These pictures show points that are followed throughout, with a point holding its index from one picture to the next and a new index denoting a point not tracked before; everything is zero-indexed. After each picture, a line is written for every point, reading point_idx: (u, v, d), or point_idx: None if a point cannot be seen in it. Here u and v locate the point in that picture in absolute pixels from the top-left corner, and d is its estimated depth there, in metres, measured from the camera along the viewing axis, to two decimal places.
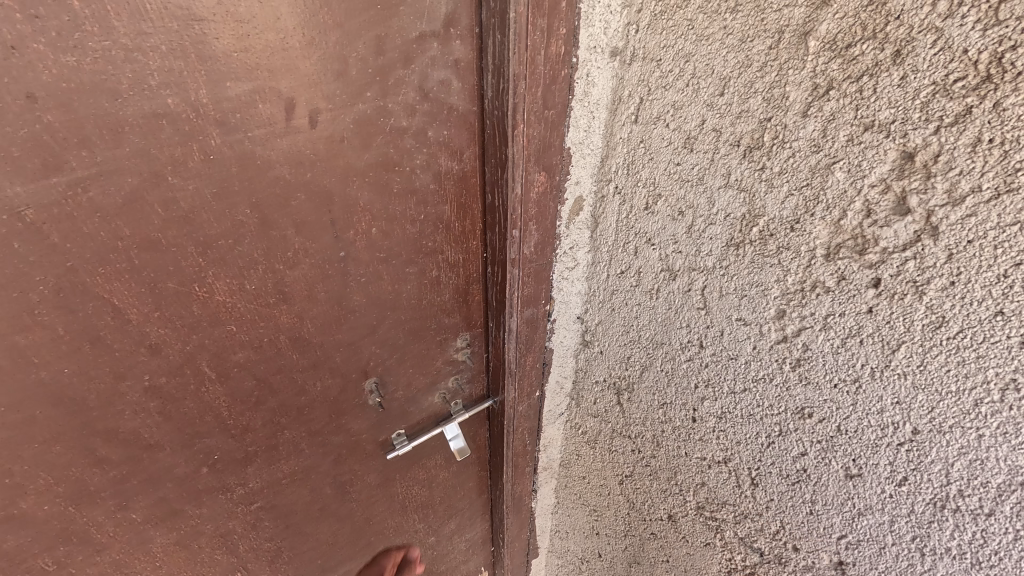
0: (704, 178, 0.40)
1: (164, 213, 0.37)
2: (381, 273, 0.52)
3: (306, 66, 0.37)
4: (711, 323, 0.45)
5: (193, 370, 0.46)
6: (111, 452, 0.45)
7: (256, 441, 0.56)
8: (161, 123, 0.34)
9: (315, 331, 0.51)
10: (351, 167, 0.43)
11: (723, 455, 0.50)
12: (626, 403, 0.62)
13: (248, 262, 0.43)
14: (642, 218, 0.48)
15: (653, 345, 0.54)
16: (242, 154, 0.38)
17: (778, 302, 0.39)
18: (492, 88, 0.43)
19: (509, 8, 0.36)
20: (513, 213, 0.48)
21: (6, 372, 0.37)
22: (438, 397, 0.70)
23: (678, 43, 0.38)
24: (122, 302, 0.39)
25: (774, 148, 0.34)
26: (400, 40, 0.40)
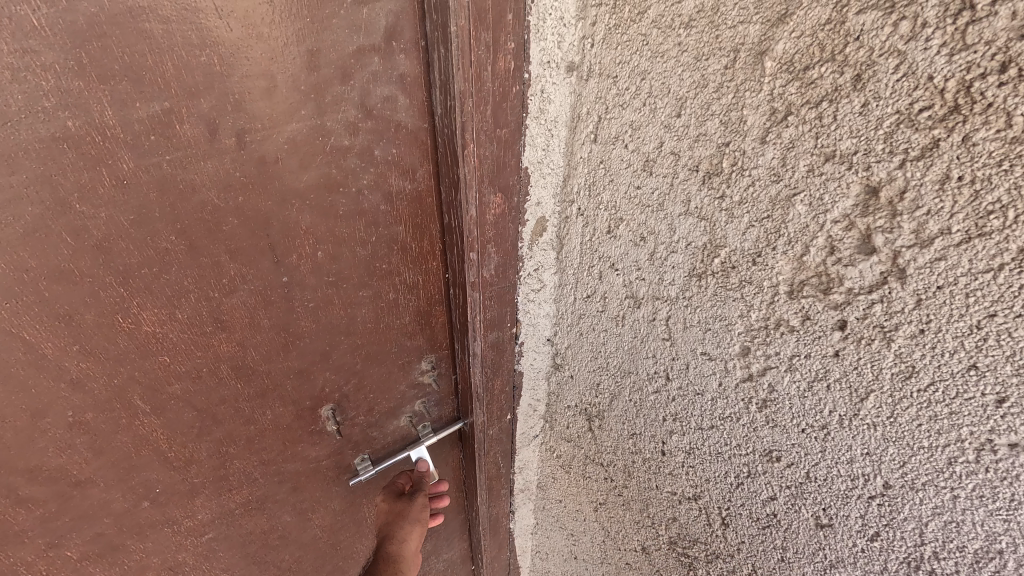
0: (664, 204, 0.37)
1: (74, 241, 0.35)
2: (331, 297, 0.50)
3: (227, 84, 0.35)
4: (677, 355, 0.42)
5: (123, 404, 0.44)
6: (36, 490, 0.43)
7: (201, 473, 0.53)
8: (60, 147, 0.32)
9: (259, 358, 0.50)
10: (288, 188, 0.42)
11: (693, 491, 0.48)
12: (598, 430, 0.59)
13: (178, 290, 0.41)
14: (605, 241, 0.45)
15: (621, 373, 0.51)
16: (160, 177, 0.36)
17: (742, 339, 0.36)
18: (440, 103, 0.40)
19: (449, 21, 0.33)
20: (470, 236, 0.45)
21: None
22: (404, 421, 0.67)
23: (633, 59, 0.35)
24: (34, 337, 0.37)
25: (733, 176, 0.32)
26: (335, 55, 0.38)
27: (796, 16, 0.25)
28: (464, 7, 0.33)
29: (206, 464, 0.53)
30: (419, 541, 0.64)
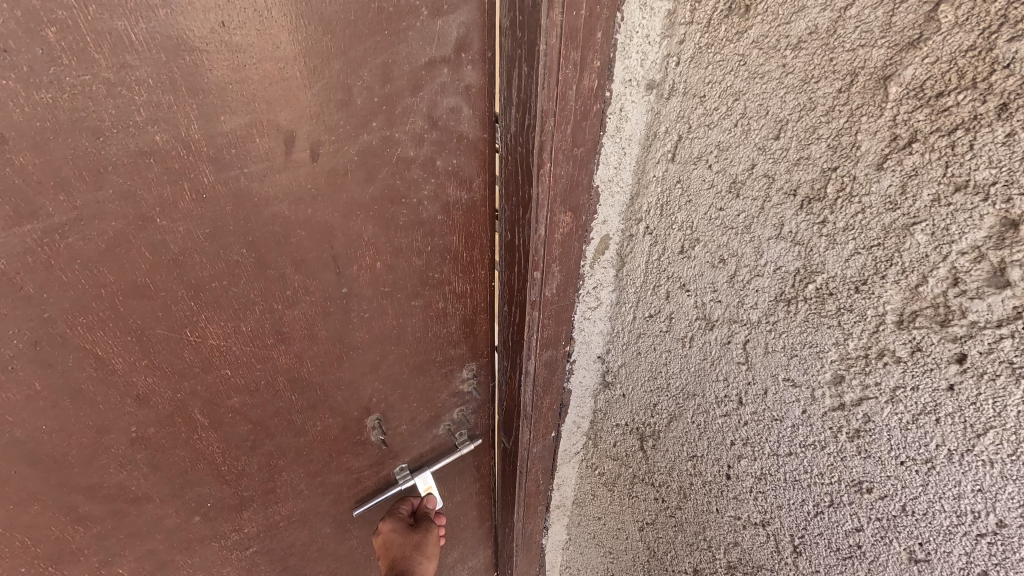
0: (752, 227, 0.36)
1: (151, 256, 0.37)
2: (385, 307, 0.50)
3: (306, 97, 0.36)
4: (754, 380, 0.41)
5: (184, 419, 0.45)
6: (94, 507, 0.45)
7: (250, 486, 0.54)
8: (147, 161, 0.33)
9: (315, 369, 0.50)
10: (354, 201, 0.42)
11: (761, 517, 0.46)
12: (651, 450, 0.58)
13: (244, 302, 0.42)
14: (677, 261, 0.44)
15: (684, 395, 0.50)
16: (237, 190, 0.37)
17: (835, 367, 0.35)
18: (514, 120, 0.40)
19: (538, 39, 0.33)
20: (535, 255, 0.45)
21: None
22: (443, 431, 0.66)
23: (727, 79, 0.34)
24: (106, 351, 0.39)
25: (839, 202, 0.31)
26: (408, 67, 0.38)
27: (932, 41, 0.25)
28: (556, 30, 0.33)
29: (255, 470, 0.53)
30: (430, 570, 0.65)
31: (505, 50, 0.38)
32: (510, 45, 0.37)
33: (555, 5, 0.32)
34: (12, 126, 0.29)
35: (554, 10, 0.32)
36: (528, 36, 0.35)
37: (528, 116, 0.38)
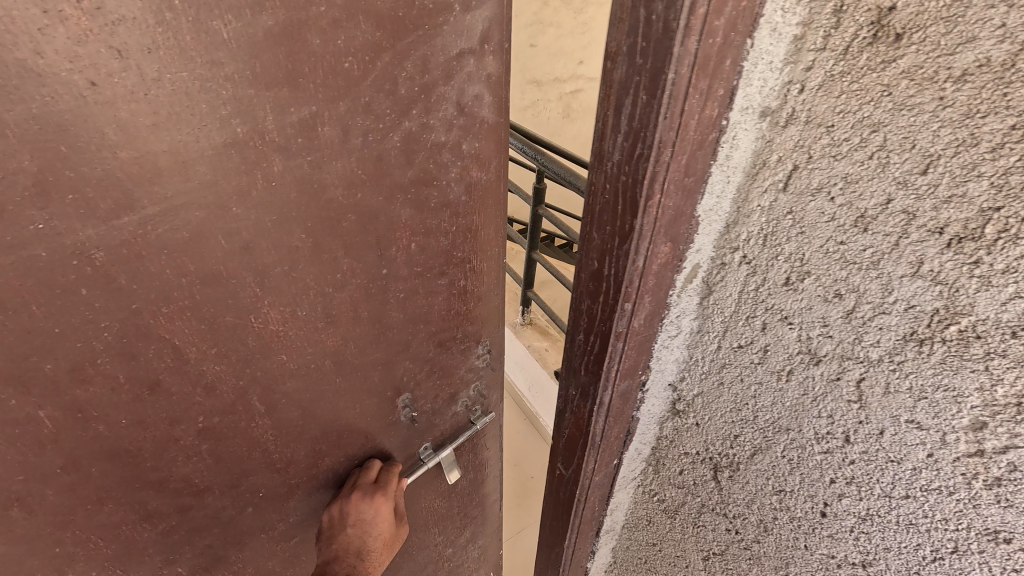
0: (881, 263, 0.36)
1: (226, 242, 0.50)
2: (417, 287, 0.69)
3: (361, 87, 0.51)
4: (868, 419, 0.42)
5: (244, 406, 0.61)
6: (161, 495, 0.58)
7: (297, 450, 0.71)
8: (228, 151, 0.46)
9: (355, 352, 0.68)
10: (397, 183, 0.59)
11: (862, 557, 0.48)
12: (727, 481, 0.57)
13: (300, 287, 0.58)
14: (779, 293, 0.43)
15: (773, 429, 0.49)
16: (303, 174, 0.51)
17: (976, 413, 0.36)
18: (620, 148, 0.40)
19: (668, 68, 0.34)
20: (628, 285, 0.46)
21: (95, 374, 0.47)
22: (467, 382, 0.88)
23: (865, 110, 0.33)
24: (181, 341, 0.51)
25: (997, 243, 0.31)
26: (444, 58, 0.55)
27: None
28: (690, 59, 0.34)
29: (307, 434, 0.70)
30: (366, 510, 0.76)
31: (616, 77, 0.39)
32: (625, 69, 0.37)
33: (690, 35, 0.33)
34: (122, 125, 0.40)
35: (690, 40, 0.33)
36: (652, 64, 0.35)
37: (641, 145, 0.38)
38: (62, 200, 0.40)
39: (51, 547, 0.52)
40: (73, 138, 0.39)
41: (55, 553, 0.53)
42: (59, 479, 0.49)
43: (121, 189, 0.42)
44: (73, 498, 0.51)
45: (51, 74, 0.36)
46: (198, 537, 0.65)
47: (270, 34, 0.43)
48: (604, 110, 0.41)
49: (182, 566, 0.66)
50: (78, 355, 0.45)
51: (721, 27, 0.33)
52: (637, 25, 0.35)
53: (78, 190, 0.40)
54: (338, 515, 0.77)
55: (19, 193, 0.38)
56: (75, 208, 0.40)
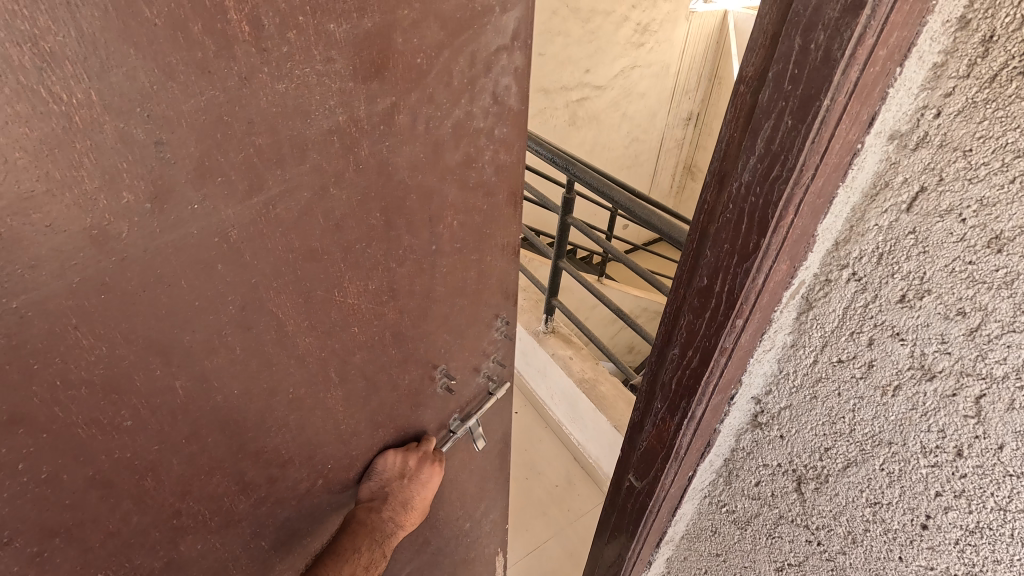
0: (1016, 283, 0.37)
1: (325, 221, 0.52)
2: (457, 263, 0.73)
3: (428, 79, 0.53)
4: (986, 435, 0.43)
5: (323, 377, 0.63)
6: (253, 463, 0.60)
7: (357, 421, 0.73)
8: (332, 138, 0.48)
9: (407, 326, 0.71)
10: (446, 166, 0.61)
11: (967, 568, 0.49)
12: (811, 493, 0.60)
13: (372, 265, 0.60)
14: (894, 310, 0.45)
15: (872, 442, 0.51)
16: (381, 158, 0.53)
17: None
18: (751, 169, 0.45)
19: (824, 95, 0.38)
20: (742, 301, 0.49)
21: (218, 347, 0.49)
22: (488, 355, 0.93)
23: (1006, 136, 0.35)
24: (284, 314, 0.54)
25: None
26: (484, 54, 0.57)
27: None
28: (849, 87, 0.37)
29: (364, 407, 0.73)
30: (415, 470, 0.82)
31: (758, 100, 0.43)
32: (769, 94, 0.42)
33: (854, 63, 0.36)
34: (262, 116, 0.42)
35: (852, 69, 0.36)
36: (805, 91, 0.39)
37: (779, 168, 0.43)
38: (215, 182, 0.41)
39: (170, 522, 0.54)
40: (227, 127, 0.40)
41: (172, 530, 0.55)
42: (184, 451, 0.51)
43: (253, 174, 0.44)
44: (192, 469, 0.53)
45: (217, 71, 0.37)
46: (280, 510, 0.69)
47: (365, 34, 0.45)
48: (728, 134, 0.47)
49: (267, 540, 0.70)
50: (209, 328, 0.47)
51: (881, 57, 0.36)
52: (792, 53, 0.39)
53: (226, 172, 0.42)
54: (396, 475, 0.81)
55: (183, 177, 0.39)
56: (223, 190, 0.42)
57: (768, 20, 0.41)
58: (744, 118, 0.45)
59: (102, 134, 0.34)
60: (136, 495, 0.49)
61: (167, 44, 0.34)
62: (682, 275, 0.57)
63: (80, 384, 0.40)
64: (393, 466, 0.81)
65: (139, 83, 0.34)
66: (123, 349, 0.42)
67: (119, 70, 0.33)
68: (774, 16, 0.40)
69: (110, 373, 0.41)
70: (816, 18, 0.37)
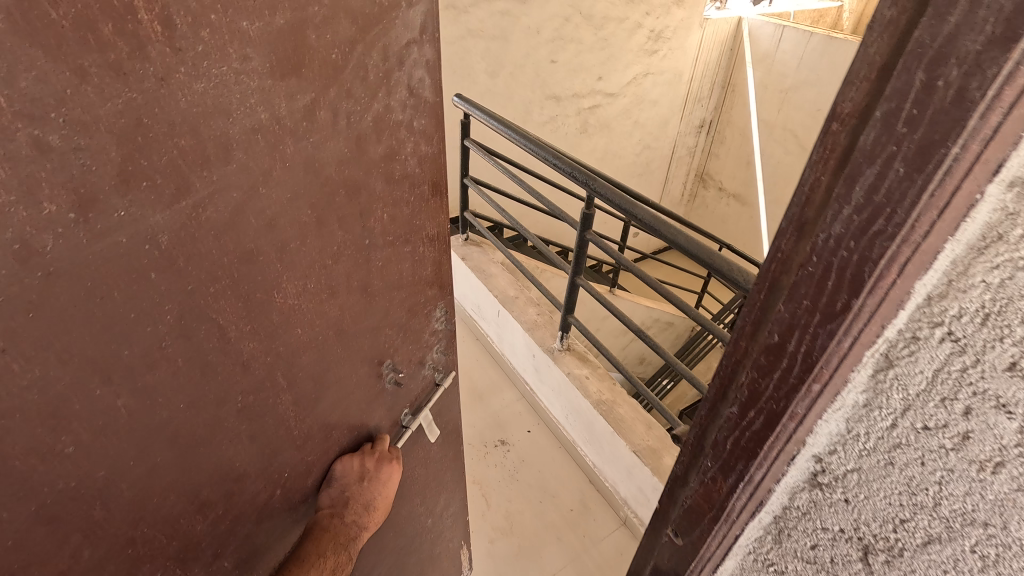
0: None
1: (256, 221, 0.53)
2: (391, 255, 0.75)
3: (344, 74, 0.55)
4: None
5: (270, 382, 0.63)
6: (207, 480, 0.59)
7: (310, 424, 0.73)
8: (255, 136, 0.49)
9: (349, 322, 0.72)
10: (371, 159, 0.64)
11: None
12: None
13: (309, 262, 0.61)
14: (1008, 379, 0.34)
15: (963, 522, 0.40)
16: (307, 155, 0.55)
17: None
18: (844, 220, 0.37)
19: (953, 142, 0.30)
20: (821, 366, 0.41)
21: (159, 359, 0.48)
22: (431, 346, 0.96)
23: None
24: (224, 319, 0.54)
25: None
26: (396, 48, 0.60)
27: None
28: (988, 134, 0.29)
29: (315, 409, 0.73)
30: (372, 466, 0.84)
31: (858, 141, 0.35)
32: (875, 134, 0.34)
33: (998, 107, 0.28)
34: (182, 116, 0.42)
35: (994, 113, 0.28)
36: (925, 135, 0.31)
37: (883, 223, 0.34)
38: (140, 188, 0.41)
39: (124, 551, 0.52)
40: (148, 129, 0.40)
41: (126, 560, 0.52)
42: (133, 472, 0.49)
43: (178, 175, 0.44)
44: (144, 492, 0.51)
45: (133, 73, 0.38)
46: (240, 526, 0.68)
47: (279, 31, 0.47)
48: (814, 176, 0.39)
49: (228, 559, 0.68)
50: (148, 340, 0.46)
51: None
52: (909, 90, 0.31)
53: (150, 176, 0.42)
54: (355, 477, 0.82)
55: (106, 184, 0.39)
56: (148, 195, 0.42)
57: (878, 50, 0.33)
58: (840, 161, 0.37)
59: (16, 141, 0.34)
60: (85, 529, 0.47)
61: (78, 49, 0.35)
62: (745, 325, 0.48)
63: (15, 412, 0.39)
64: (351, 467, 0.82)
65: (53, 87, 0.34)
66: (58, 370, 0.40)
67: (27, 78, 0.33)
68: (883, 43, 0.33)
69: (47, 396, 0.40)
70: (948, 49, 0.29)
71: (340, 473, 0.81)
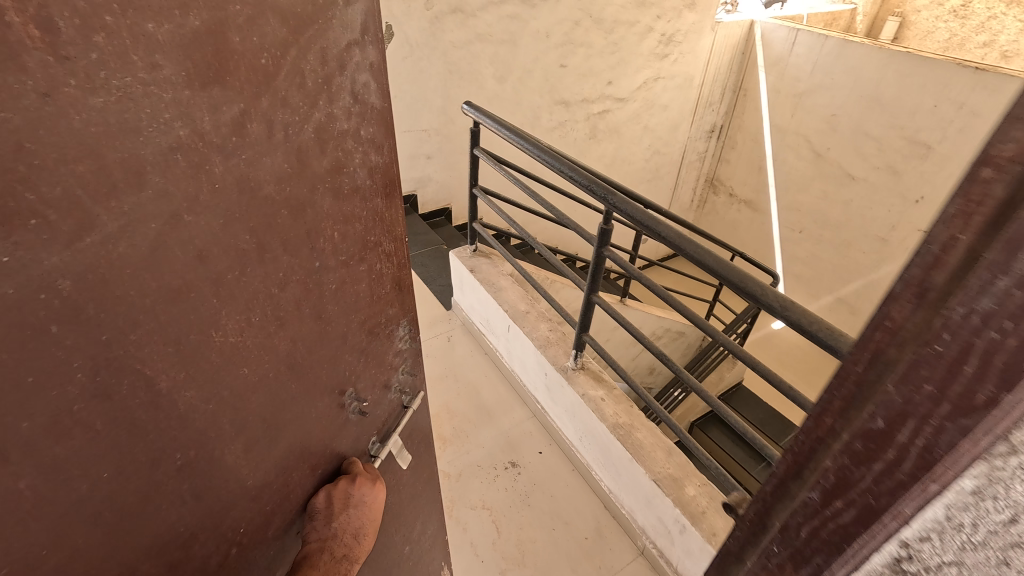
0: None
1: (182, 253, 0.46)
2: (344, 276, 0.69)
3: (277, 81, 0.49)
4: None
5: (216, 432, 0.56)
6: (145, 555, 0.51)
7: (267, 470, 0.66)
8: (174, 156, 0.42)
9: (304, 354, 0.66)
10: (316, 174, 0.58)
11: None
12: None
13: (252, 293, 0.55)
14: None
15: None
16: (240, 174, 0.49)
17: None
18: (997, 294, 0.29)
19: None
20: (947, 465, 0.33)
21: (70, 425, 0.40)
22: (396, 367, 0.90)
23: None
24: (152, 370, 0.46)
25: None
26: (336, 51, 0.55)
27: None
28: None
29: (271, 454, 0.66)
30: (348, 493, 0.79)
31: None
32: None
33: None
34: (76, 138, 0.35)
35: None
36: None
37: None
38: (26, 228, 0.34)
39: None
40: (33, 155, 0.33)
41: None
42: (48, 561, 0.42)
43: (78, 208, 0.37)
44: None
45: (4, 87, 0.31)
46: None
47: (194, 33, 0.40)
48: (947, 234, 0.31)
49: None
50: (54, 405, 0.39)
51: None
52: None
53: (40, 214, 0.34)
54: (333, 506, 0.77)
55: None
56: (39, 237, 0.35)
57: None
58: (991, 217, 0.29)
59: None
60: None
61: None
62: (833, 401, 0.40)
63: None
64: (327, 498, 0.77)
65: None
66: None
67: None
68: None
69: None
70: None
71: (317, 506, 0.76)
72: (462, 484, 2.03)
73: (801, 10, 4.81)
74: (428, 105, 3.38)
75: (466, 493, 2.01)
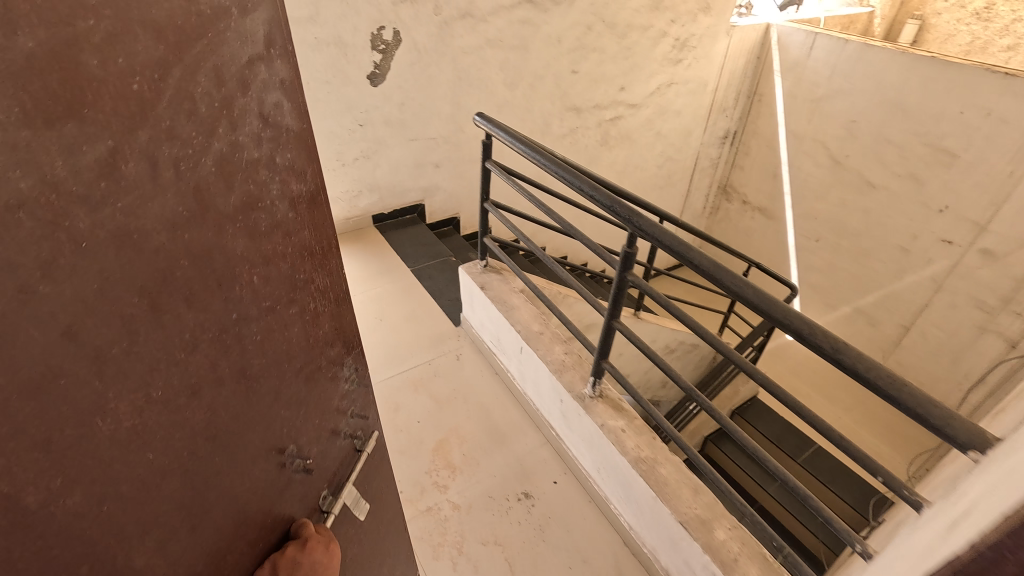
0: None
1: (41, 335, 0.38)
2: (270, 324, 0.64)
3: (158, 108, 0.43)
4: None
5: (116, 533, 0.47)
6: None
7: (191, 563, 0.58)
8: (15, 214, 0.35)
9: (227, 417, 0.59)
10: (221, 214, 0.52)
11: None
12: None
13: (148, 365, 0.48)
14: None
15: None
16: (118, 226, 0.42)
17: None
18: None
19: None
20: None
21: None
22: (345, 410, 0.89)
23: None
24: (11, 490, 0.37)
25: None
26: (235, 69, 0.51)
27: None
28: None
29: (195, 543, 0.58)
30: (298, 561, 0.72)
31: None
32: None
33: None
34: None
35: None
36: None
37: None
38: None
39: None
40: None
41: None
42: None
43: None
44: None
45: None
46: None
47: (30, 61, 0.34)
48: None
49: None
50: None
51: None
52: None
53: None
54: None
55: None
56: None
57: None
58: None
59: None
60: None
61: None
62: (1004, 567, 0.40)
63: None
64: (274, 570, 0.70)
65: None
66: None
67: None
68: None
69: None
70: None
71: None
72: (475, 516, 1.95)
73: (817, 13, 4.75)
74: (436, 112, 3.33)
75: (479, 527, 1.92)
